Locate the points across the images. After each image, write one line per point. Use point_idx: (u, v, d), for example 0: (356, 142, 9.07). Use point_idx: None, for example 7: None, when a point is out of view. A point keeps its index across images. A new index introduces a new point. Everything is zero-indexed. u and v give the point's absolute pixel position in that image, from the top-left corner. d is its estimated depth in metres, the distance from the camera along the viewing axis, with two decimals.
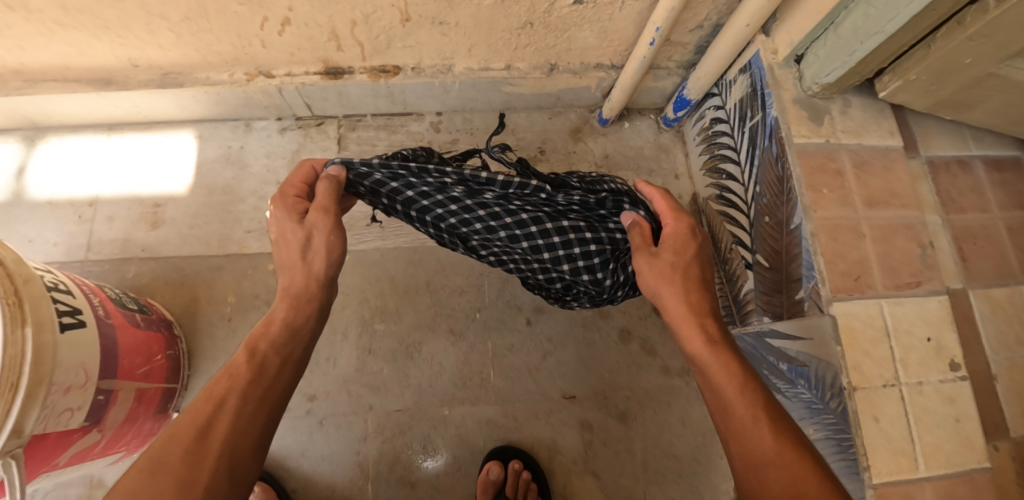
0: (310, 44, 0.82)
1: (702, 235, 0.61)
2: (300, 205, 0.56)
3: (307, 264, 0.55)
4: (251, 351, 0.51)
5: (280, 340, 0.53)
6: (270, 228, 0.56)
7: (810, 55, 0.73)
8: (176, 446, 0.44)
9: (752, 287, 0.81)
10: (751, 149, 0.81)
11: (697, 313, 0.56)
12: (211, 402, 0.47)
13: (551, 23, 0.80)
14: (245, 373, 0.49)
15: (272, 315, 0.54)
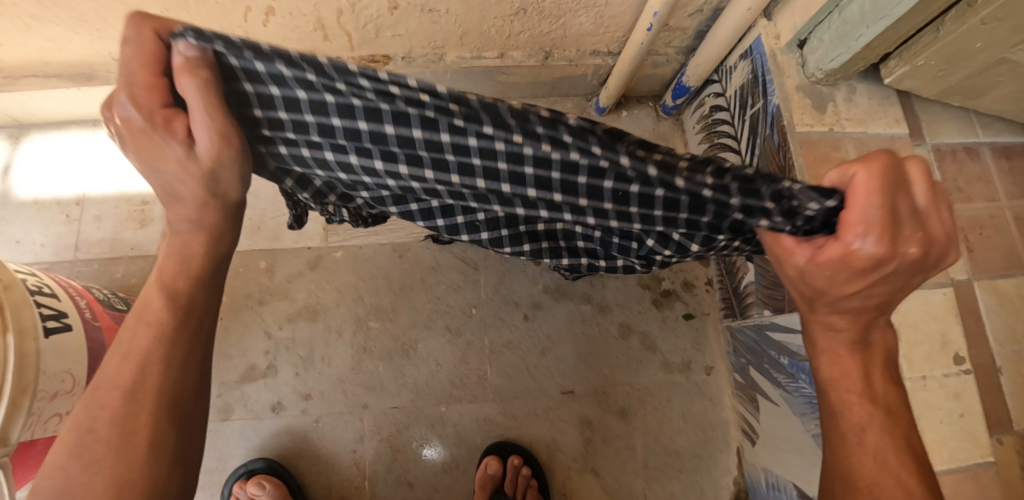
0: (296, 35, 0.79)
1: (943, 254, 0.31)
2: (174, 116, 0.32)
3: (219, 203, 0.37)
4: (170, 292, 0.38)
5: (205, 276, 0.39)
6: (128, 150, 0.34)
7: (814, 40, 0.70)
8: (104, 409, 0.37)
9: (752, 279, 0.80)
10: (753, 138, 0.78)
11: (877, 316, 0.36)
12: (131, 361, 0.38)
13: (546, 9, 0.78)
14: (165, 320, 0.38)
15: (185, 243, 0.38)
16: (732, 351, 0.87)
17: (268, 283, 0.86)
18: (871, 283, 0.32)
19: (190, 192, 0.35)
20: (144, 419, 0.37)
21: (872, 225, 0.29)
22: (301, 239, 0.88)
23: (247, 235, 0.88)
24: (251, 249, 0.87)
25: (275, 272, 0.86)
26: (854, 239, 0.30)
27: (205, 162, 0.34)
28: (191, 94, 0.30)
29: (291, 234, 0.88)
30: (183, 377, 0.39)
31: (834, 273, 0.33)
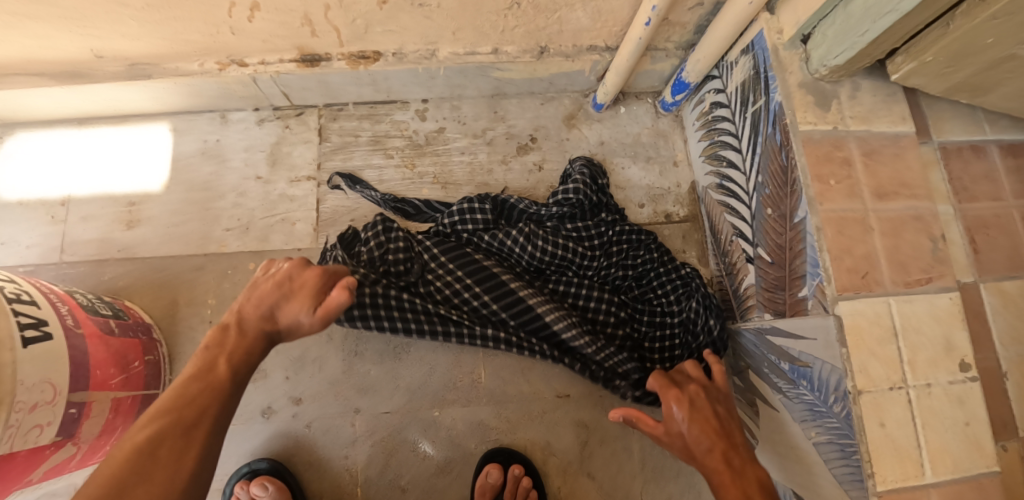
0: (283, 31, 0.77)
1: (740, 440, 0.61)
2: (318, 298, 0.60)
3: (276, 338, 0.58)
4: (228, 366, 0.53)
5: (250, 362, 0.55)
6: (266, 289, 0.59)
7: (818, 35, 0.68)
8: (165, 438, 0.45)
9: (753, 282, 0.78)
10: (753, 137, 0.76)
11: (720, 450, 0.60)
12: (193, 408, 0.48)
13: (542, 3, 0.75)
14: (223, 381, 0.51)
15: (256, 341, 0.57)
16: (733, 355, 0.85)
17: None
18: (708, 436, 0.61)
19: (273, 323, 0.58)
20: (194, 450, 0.46)
21: (674, 398, 0.65)
22: (291, 241, 0.86)
23: (237, 236, 0.86)
24: (241, 250, 0.85)
25: None
26: (673, 408, 0.64)
27: (314, 325, 0.59)
28: (336, 298, 0.59)
29: (281, 235, 0.86)
30: (221, 430, 0.49)
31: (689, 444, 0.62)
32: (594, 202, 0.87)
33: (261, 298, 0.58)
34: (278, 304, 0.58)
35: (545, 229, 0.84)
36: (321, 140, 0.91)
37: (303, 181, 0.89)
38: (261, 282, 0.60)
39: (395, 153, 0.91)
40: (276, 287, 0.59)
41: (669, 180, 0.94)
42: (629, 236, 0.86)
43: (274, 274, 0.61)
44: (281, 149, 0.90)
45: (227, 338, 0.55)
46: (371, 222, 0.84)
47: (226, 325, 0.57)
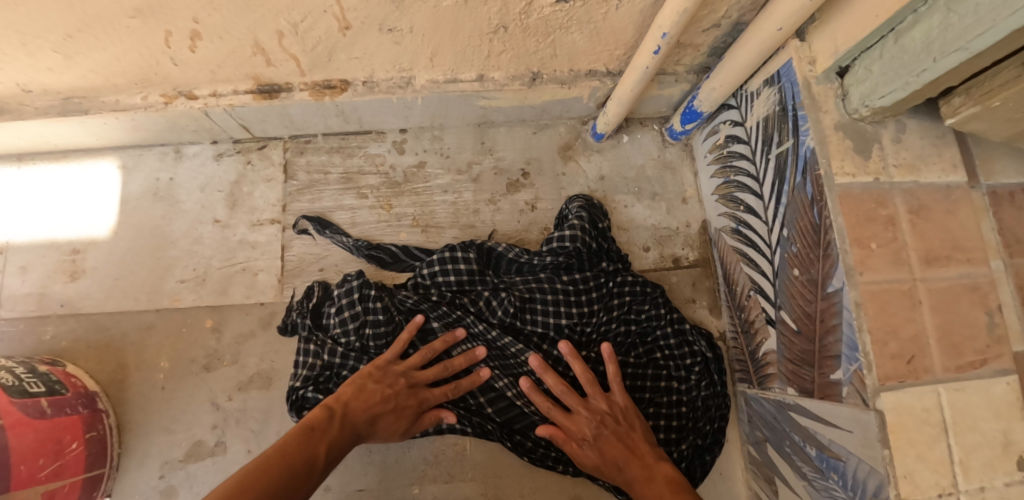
0: (233, 59, 0.67)
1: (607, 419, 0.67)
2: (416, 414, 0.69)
3: (380, 422, 0.66)
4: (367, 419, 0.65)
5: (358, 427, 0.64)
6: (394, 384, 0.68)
7: (860, 69, 0.57)
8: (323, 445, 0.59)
9: (773, 347, 0.68)
10: (778, 184, 0.66)
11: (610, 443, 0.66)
12: (357, 423, 0.64)
13: (531, 25, 0.65)
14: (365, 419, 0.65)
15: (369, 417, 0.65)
16: (747, 424, 0.76)
17: (214, 347, 0.75)
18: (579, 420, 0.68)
19: (386, 414, 0.66)
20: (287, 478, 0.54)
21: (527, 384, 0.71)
22: (253, 294, 0.77)
23: (191, 289, 0.77)
24: (195, 305, 0.76)
25: (223, 333, 0.75)
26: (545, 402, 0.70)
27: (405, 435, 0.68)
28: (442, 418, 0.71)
29: (241, 288, 0.77)
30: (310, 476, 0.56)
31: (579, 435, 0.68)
32: (593, 247, 0.77)
33: (371, 401, 0.65)
34: (383, 411, 0.66)
35: (537, 283, 0.75)
36: (285, 178, 0.81)
37: (265, 225, 0.79)
38: (378, 383, 0.67)
39: (369, 192, 0.81)
40: (390, 401, 0.67)
41: (678, 220, 0.84)
42: (631, 290, 0.76)
43: (396, 382, 0.68)
44: (240, 189, 0.80)
45: (330, 421, 0.62)
46: (346, 279, 0.74)
47: (330, 409, 0.63)
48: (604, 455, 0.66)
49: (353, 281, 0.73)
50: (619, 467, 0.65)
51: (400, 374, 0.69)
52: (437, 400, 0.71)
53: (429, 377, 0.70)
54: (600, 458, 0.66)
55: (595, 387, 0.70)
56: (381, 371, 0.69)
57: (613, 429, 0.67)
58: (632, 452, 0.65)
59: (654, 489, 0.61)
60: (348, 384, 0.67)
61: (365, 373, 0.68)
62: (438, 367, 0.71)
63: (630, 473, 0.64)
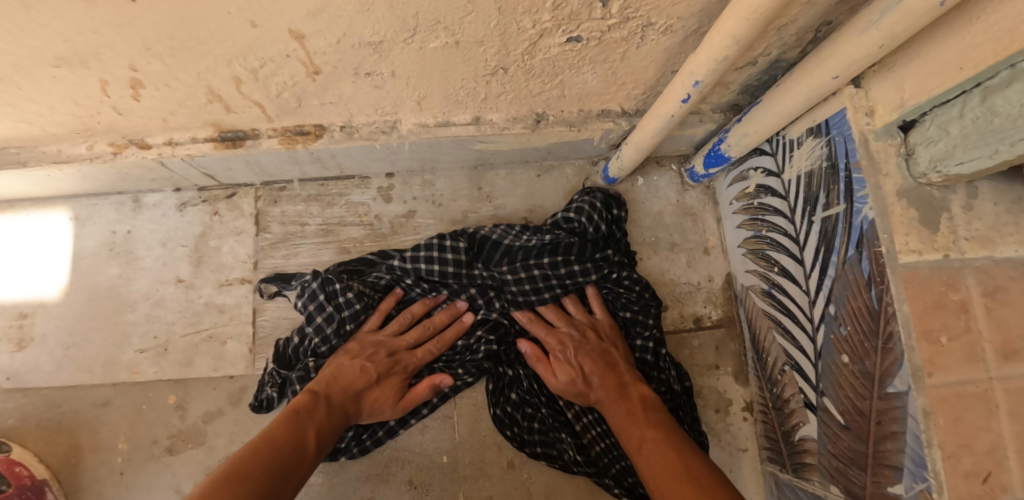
0: (186, 106, 0.57)
1: (597, 354, 0.67)
2: (406, 377, 0.67)
3: (370, 388, 0.63)
4: (355, 395, 0.62)
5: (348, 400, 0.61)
6: (379, 339, 0.67)
7: (931, 126, 0.47)
8: (311, 425, 0.56)
9: (813, 436, 0.60)
10: (823, 252, 0.56)
11: (610, 388, 0.63)
12: (340, 393, 0.61)
13: (534, 67, 0.55)
14: (354, 391, 0.62)
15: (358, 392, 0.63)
16: None
17: (178, 426, 0.67)
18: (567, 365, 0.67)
19: (373, 376, 0.64)
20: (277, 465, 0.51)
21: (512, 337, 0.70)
22: (221, 366, 0.68)
23: (152, 359, 0.69)
24: (157, 379, 0.68)
25: (188, 411, 0.67)
26: (526, 344, 0.69)
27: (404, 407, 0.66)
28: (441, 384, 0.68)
29: (208, 359, 0.68)
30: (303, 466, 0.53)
31: (566, 380, 0.66)
32: (596, 233, 0.70)
33: (350, 380, 0.63)
34: (368, 387, 0.64)
35: (530, 268, 0.69)
36: (258, 230, 0.72)
37: (235, 285, 0.70)
38: (356, 358, 0.65)
39: (351, 247, 0.72)
40: (372, 371, 0.64)
41: (699, 273, 0.75)
42: (630, 282, 0.70)
43: (375, 354, 0.66)
44: (207, 244, 0.72)
45: (315, 407, 0.58)
46: (303, 282, 0.66)
47: (314, 391, 0.60)
48: (579, 368, 0.66)
49: (311, 282, 0.65)
50: (590, 386, 0.65)
51: (380, 343, 0.67)
52: (420, 362, 0.68)
53: (410, 341, 0.68)
54: (575, 380, 0.66)
55: (575, 308, 0.71)
56: (360, 343, 0.67)
57: (592, 345, 0.68)
58: (611, 368, 0.65)
59: (626, 406, 0.61)
60: (329, 364, 0.64)
61: (344, 351, 0.65)
62: (417, 327, 0.69)
63: (600, 394, 0.64)
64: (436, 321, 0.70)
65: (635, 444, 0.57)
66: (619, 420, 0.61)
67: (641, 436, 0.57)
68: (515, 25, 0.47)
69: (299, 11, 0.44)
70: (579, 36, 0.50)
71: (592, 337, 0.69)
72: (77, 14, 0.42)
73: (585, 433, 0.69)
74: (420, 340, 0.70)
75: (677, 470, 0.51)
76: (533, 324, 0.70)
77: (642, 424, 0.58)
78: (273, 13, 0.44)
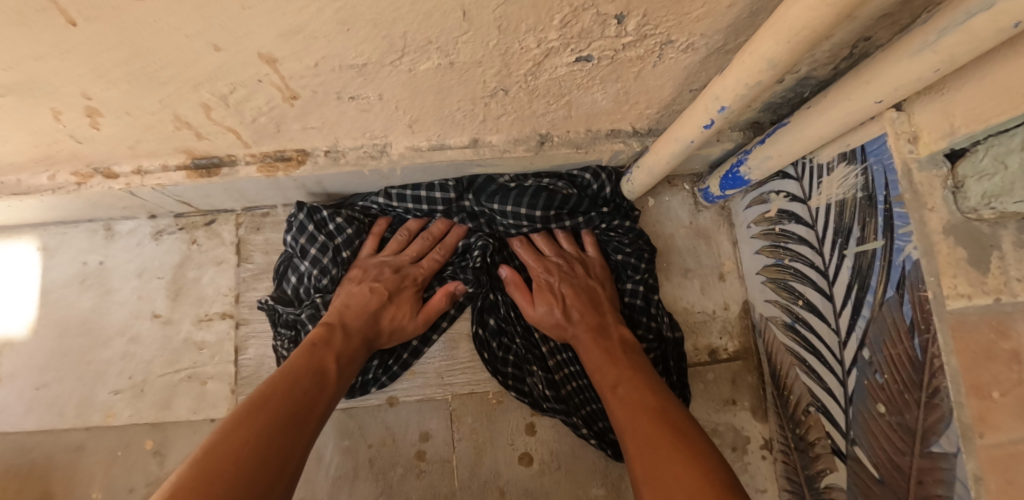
0: (154, 133, 0.52)
1: (592, 284, 0.66)
2: (414, 293, 0.66)
3: (375, 311, 0.62)
4: (362, 319, 0.61)
5: (356, 326, 0.60)
6: (380, 260, 0.66)
7: (984, 158, 0.41)
8: (325, 354, 0.54)
9: (841, 484, 0.55)
10: (856, 290, 0.51)
11: (589, 324, 0.62)
12: (346, 323, 0.59)
13: (538, 88, 0.49)
14: (360, 324, 0.60)
15: (365, 314, 0.61)
16: None
17: (156, 474, 0.62)
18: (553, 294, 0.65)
19: (375, 296, 0.62)
20: (295, 394, 0.48)
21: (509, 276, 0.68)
22: (201, 408, 0.63)
23: (128, 401, 0.64)
24: (133, 422, 0.63)
25: (167, 457, 0.62)
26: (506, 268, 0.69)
27: (413, 321, 0.65)
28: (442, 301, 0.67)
29: (187, 400, 0.64)
30: (322, 398, 0.51)
31: (545, 315, 0.65)
32: (598, 192, 0.66)
33: (362, 306, 0.61)
34: (380, 306, 0.62)
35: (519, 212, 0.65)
36: (240, 260, 0.67)
37: (215, 320, 0.65)
38: (363, 282, 0.64)
39: None
40: (380, 292, 0.63)
41: (714, 301, 0.70)
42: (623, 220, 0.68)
43: (380, 274, 0.64)
44: (185, 275, 0.67)
45: (333, 334, 0.57)
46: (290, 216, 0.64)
47: (329, 322, 0.59)
48: (563, 301, 0.64)
49: (297, 215, 0.63)
50: (569, 320, 0.63)
51: (383, 263, 0.66)
52: (428, 274, 0.68)
53: (412, 254, 0.68)
54: (555, 311, 0.64)
55: (571, 241, 0.70)
56: (362, 269, 0.66)
57: (583, 279, 0.66)
58: (594, 306, 0.64)
59: (604, 344, 0.60)
60: (337, 294, 0.63)
61: (349, 279, 0.64)
62: (415, 241, 0.68)
63: (578, 330, 0.62)
64: (432, 238, 0.69)
65: (608, 383, 0.56)
66: (592, 356, 0.59)
67: (614, 382, 0.55)
68: (517, 44, 0.42)
69: (270, 33, 0.39)
70: (590, 56, 0.44)
71: (586, 270, 0.68)
72: (12, 40, 0.36)
73: (558, 370, 0.67)
74: (421, 255, 0.69)
75: (649, 416, 0.49)
76: (522, 248, 0.69)
77: (620, 366, 0.57)
78: (241, 36, 0.38)
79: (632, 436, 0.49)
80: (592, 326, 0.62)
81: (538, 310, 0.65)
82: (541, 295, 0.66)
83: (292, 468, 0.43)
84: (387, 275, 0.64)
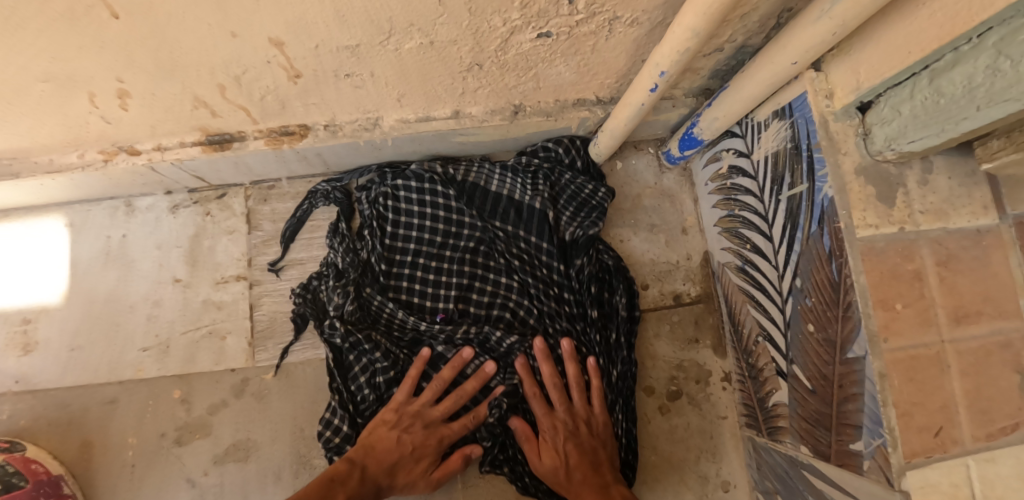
0: (175, 113, 0.59)
1: (606, 455, 0.65)
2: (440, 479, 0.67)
3: (394, 469, 0.64)
4: (387, 469, 0.64)
5: (382, 470, 0.64)
6: (412, 408, 0.67)
7: (885, 108, 0.50)
8: (336, 489, 0.59)
9: (785, 401, 0.64)
10: (789, 229, 0.59)
11: (591, 471, 0.64)
12: (367, 457, 0.64)
13: (508, 62, 0.57)
14: (384, 468, 0.64)
15: (389, 468, 0.64)
16: (755, 469, 0.72)
17: (185, 419, 0.70)
18: (556, 459, 0.65)
19: (401, 446, 0.65)
20: None
21: None
22: (222, 360, 0.71)
23: (155, 357, 0.71)
24: (161, 375, 0.71)
25: (193, 404, 0.70)
26: (512, 419, 0.68)
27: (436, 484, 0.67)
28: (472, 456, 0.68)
29: (209, 354, 0.71)
30: None
31: (550, 463, 0.65)
32: (571, 164, 0.74)
33: (386, 454, 0.64)
34: (400, 460, 0.65)
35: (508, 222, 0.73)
36: (250, 228, 0.74)
37: (231, 282, 0.73)
38: (394, 427, 0.66)
39: None
40: (405, 442, 0.65)
41: (677, 253, 0.78)
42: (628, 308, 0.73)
43: (411, 426, 0.66)
44: (201, 244, 0.74)
45: (351, 474, 0.62)
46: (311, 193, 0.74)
47: (350, 459, 0.63)
48: (564, 459, 0.65)
49: (320, 185, 0.74)
50: (570, 479, 0.64)
51: (416, 413, 0.67)
52: (456, 435, 0.68)
53: (444, 410, 0.68)
54: (559, 471, 0.65)
55: (580, 390, 0.68)
56: (397, 412, 0.67)
57: (586, 439, 0.66)
58: (592, 465, 0.64)
59: (596, 482, 0.62)
60: (368, 432, 0.66)
61: (379, 421, 0.66)
62: (452, 398, 0.68)
63: (579, 489, 0.63)
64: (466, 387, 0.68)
65: None
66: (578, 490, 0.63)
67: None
68: (486, 24, 0.49)
69: (277, 21, 0.46)
70: (549, 32, 0.51)
71: (596, 429, 0.67)
72: (65, 34, 0.43)
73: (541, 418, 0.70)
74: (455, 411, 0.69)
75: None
76: (525, 381, 0.68)
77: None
78: (254, 24, 0.46)
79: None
80: (586, 474, 0.63)
81: (541, 466, 0.66)
82: (544, 454, 0.66)
83: None
84: (415, 434, 0.66)
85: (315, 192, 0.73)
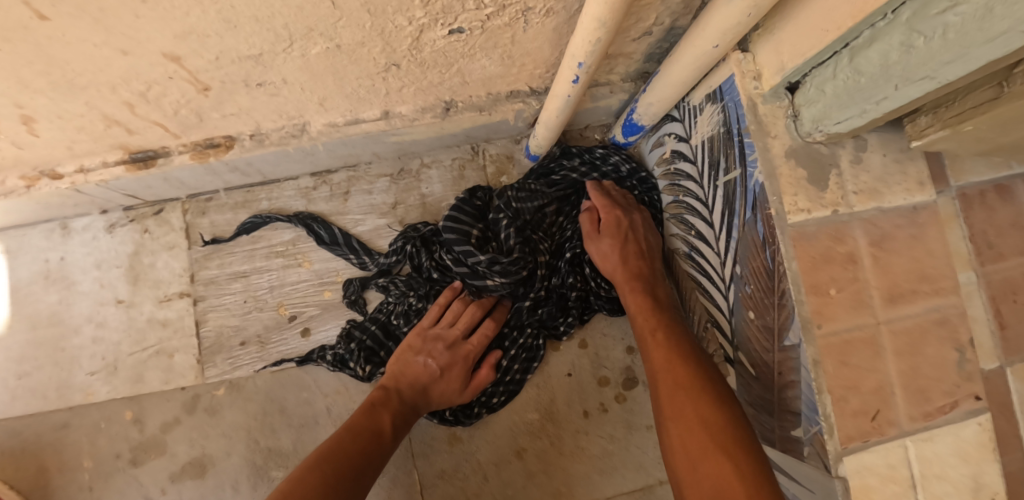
0: (87, 135, 0.56)
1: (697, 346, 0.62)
2: (469, 351, 0.71)
3: (433, 376, 0.68)
4: (420, 380, 0.68)
5: (417, 383, 0.67)
6: (444, 316, 0.72)
7: (811, 88, 0.48)
8: (385, 410, 0.63)
9: (736, 388, 0.64)
10: (727, 215, 0.58)
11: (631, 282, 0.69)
12: (393, 379, 0.68)
13: (428, 60, 0.54)
14: (415, 383, 0.67)
15: (413, 367, 0.68)
16: None
17: (139, 439, 0.70)
18: (616, 247, 0.70)
19: (442, 362, 0.69)
20: (348, 449, 0.58)
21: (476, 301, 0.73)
22: (171, 378, 0.71)
23: (104, 379, 0.71)
24: (111, 397, 0.71)
25: (146, 423, 0.70)
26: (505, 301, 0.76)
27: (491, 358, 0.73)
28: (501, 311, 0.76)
29: (157, 373, 0.71)
30: (366, 443, 0.59)
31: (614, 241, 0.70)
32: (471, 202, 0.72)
33: (416, 375, 0.68)
34: (432, 380, 0.68)
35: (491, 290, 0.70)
36: (189, 242, 0.73)
37: (174, 299, 0.73)
38: (418, 354, 0.69)
39: (284, 249, 0.74)
40: (435, 364, 0.69)
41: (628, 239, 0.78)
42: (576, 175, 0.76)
43: (434, 349, 0.69)
44: (142, 261, 0.73)
45: (388, 398, 0.65)
46: (249, 223, 0.73)
47: (385, 385, 0.67)
48: (632, 275, 0.69)
49: (262, 220, 0.72)
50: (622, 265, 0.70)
51: (438, 337, 0.70)
52: (477, 350, 0.72)
53: (462, 327, 0.71)
54: (613, 248, 0.70)
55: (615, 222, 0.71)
56: (422, 337, 0.71)
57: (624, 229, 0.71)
58: (646, 259, 0.71)
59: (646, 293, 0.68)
60: (395, 360, 0.69)
61: (406, 347, 0.70)
62: (468, 314, 0.72)
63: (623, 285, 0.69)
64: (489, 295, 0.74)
65: (650, 336, 0.64)
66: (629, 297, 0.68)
67: (654, 327, 0.64)
68: (390, 24, 0.46)
69: (165, 34, 0.42)
70: (461, 27, 0.49)
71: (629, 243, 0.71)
72: None
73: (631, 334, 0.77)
74: (471, 328, 0.72)
75: (704, 429, 0.53)
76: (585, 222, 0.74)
77: (682, 396, 0.56)
78: (142, 41, 0.42)
79: (686, 456, 0.53)
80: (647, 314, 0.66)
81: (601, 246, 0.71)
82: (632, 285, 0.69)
83: (342, 486, 0.54)
84: (439, 332, 0.71)
85: (256, 219, 0.72)
